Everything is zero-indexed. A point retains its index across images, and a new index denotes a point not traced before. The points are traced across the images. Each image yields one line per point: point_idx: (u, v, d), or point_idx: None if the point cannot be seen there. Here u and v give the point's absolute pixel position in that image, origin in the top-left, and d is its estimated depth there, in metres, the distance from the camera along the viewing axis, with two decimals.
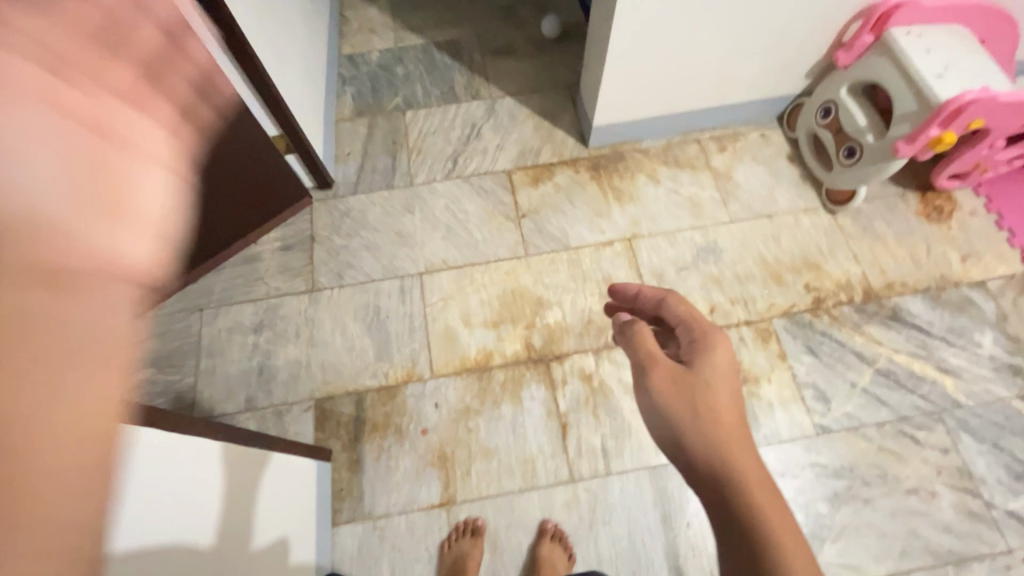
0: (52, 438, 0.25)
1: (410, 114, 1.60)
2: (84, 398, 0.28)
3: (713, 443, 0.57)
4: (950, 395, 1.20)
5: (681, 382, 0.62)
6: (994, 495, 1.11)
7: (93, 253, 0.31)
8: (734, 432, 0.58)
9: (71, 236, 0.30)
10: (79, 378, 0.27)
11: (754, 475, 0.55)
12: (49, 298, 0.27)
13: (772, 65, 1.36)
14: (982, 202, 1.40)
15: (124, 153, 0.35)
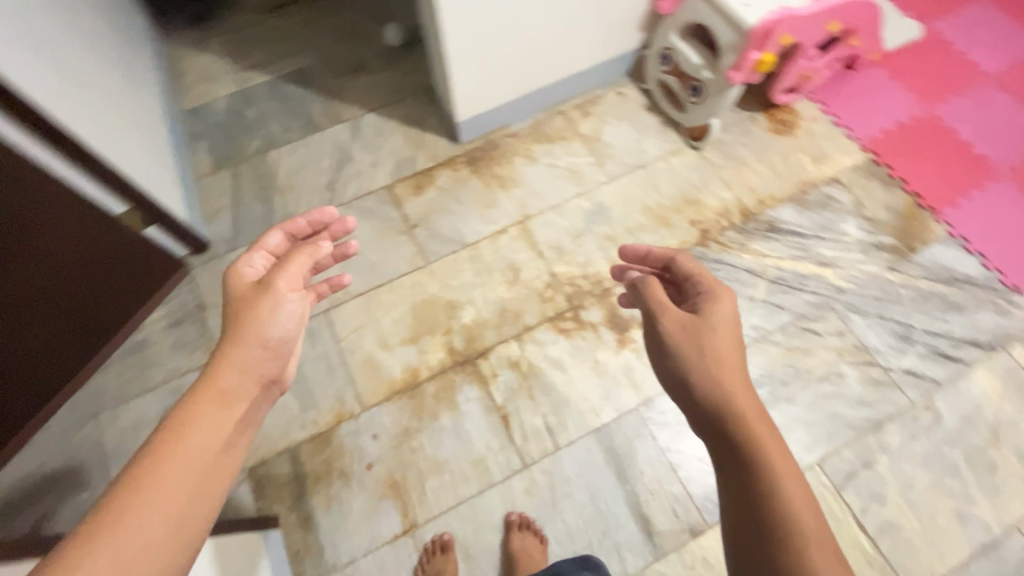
0: (193, 457, 0.62)
1: (274, 153, 1.54)
2: (212, 439, 0.64)
3: (713, 380, 0.67)
4: (833, 284, 1.32)
5: (689, 327, 0.71)
6: (889, 360, 1.23)
7: (240, 373, 0.71)
8: (733, 372, 0.67)
9: (241, 364, 0.71)
10: (218, 437, 0.65)
11: (752, 412, 0.64)
12: (224, 390, 0.68)
13: (607, 27, 1.42)
14: (819, 107, 1.54)
15: (282, 321, 0.76)
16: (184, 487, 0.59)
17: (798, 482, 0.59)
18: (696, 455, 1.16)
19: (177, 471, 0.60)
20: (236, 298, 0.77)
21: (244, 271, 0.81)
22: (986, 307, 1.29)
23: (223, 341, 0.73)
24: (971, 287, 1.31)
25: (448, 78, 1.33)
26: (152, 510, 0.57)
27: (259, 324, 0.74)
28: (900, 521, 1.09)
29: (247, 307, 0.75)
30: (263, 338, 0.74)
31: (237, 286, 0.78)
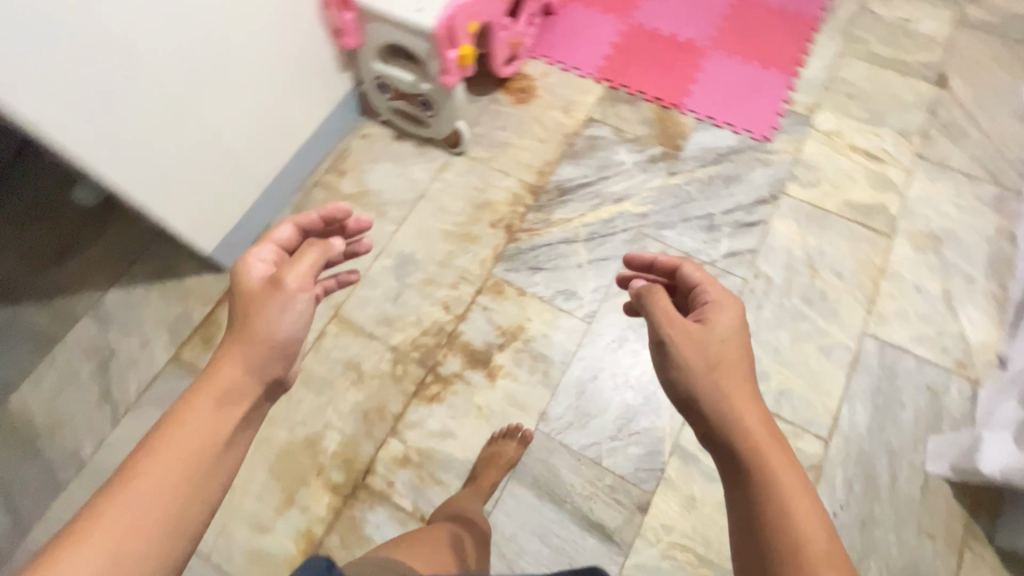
0: (181, 460, 0.55)
1: (16, 395, 1.24)
2: (200, 444, 0.57)
3: (724, 395, 0.66)
4: (636, 213, 1.37)
5: (696, 339, 0.70)
6: (710, 253, 1.32)
7: (242, 370, 0.62)
8: (739, 384, 0.67)
9: (247, 358, 0.63)
10: (207, 442, 0.57)
11: (760, 428, 0.64)
12: (226, 387, 0.61)
13: (309, 85, 1.31)
14: (544, 61, 1.58)
15: (285, 314, 0.65)
16: (160, 497, 0.53)
17: (811, 505, 0.58)
18: (607, 436, 1.15)
19: (163, 467, 0.54)
20: (244, 292, 0.66)
21: (254, 264, 0.68)
22: (754, 165, 1.42)
23: (231, 332, 0.65)
24: (736, 155, 1.44)
25: (168, 221, 1.13)
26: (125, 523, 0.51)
27: (261, 325, 0.64)
28: (786, 385, 1.18)
29: (260, 301, 0.65)
30: (263, 339, 0.64)
31: (251, 277, 0.67)
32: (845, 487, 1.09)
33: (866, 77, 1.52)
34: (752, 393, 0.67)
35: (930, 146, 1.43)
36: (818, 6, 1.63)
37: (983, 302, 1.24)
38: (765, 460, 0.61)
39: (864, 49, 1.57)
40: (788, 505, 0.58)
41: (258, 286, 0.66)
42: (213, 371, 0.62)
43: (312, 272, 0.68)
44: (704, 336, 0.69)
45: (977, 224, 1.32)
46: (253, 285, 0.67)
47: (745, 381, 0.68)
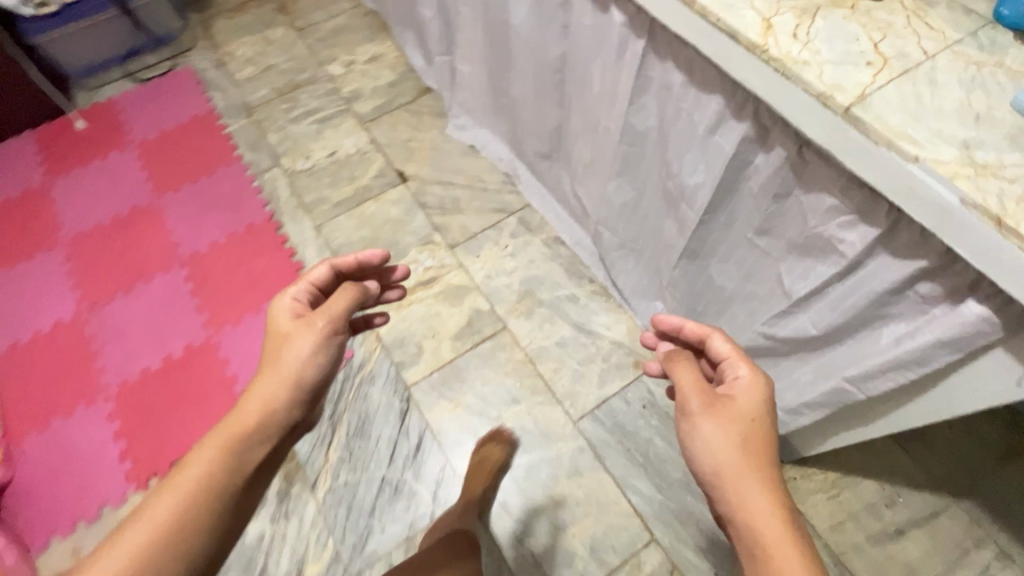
0: (234, 464, 0.57)
1: None
2: (247, 450, 0.58)
3: (738, 474, 0.57)
4: (328, 566, 1.08)
5: (727, 420, 0.61)
6: (421, 514, 1.12)
7: (283, 403, 0.62)
8: (750, 464, 0.57)
9: (297, 383, 0.63)
10: (250, 447, 0.58)
11: (771, 511, 0.54)
12: (265, 411, 0.61)
13: None
14: (59, 537, 1.11)
15: (295, 359, 0.64)
16: (200, 492, 0.55)
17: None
18: None
19: (193, 478, 0.55)
20: (273, 329, 0.69)
21: (282, 301, 0.71)
22: (364, 392, 1.24)
23: (266, 366, 0.65)
24: (343, 403, 1.23)
25: None
26: (185, 494, 0.54)
27: (293, 367, 0.63)
28: (589, 537, 1.09)
29: (297, 329, 0.67)
30: (291, 377, 0.63)
31: (276, 312, 0.70)
32: (699, 551, 1.07)
33: (356, 226, 1.48)
34: (768, 484, 0.56)
35: (451, 229, 1.46)
36: (257, 207, 1.52)
37: (600, 302, 1.33)
38: (775, 546, 0.52)
39: (329, 206, 1.52)
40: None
41: (304, 277, 0.76)
42: (242, 406, 0.61)
43: (327, 319, 0.68)
44: (740, 422, 0.60)
45: (535, 253, 1.41)
46: (289, 295, 0.72)
47: (761, 460, 0.58)
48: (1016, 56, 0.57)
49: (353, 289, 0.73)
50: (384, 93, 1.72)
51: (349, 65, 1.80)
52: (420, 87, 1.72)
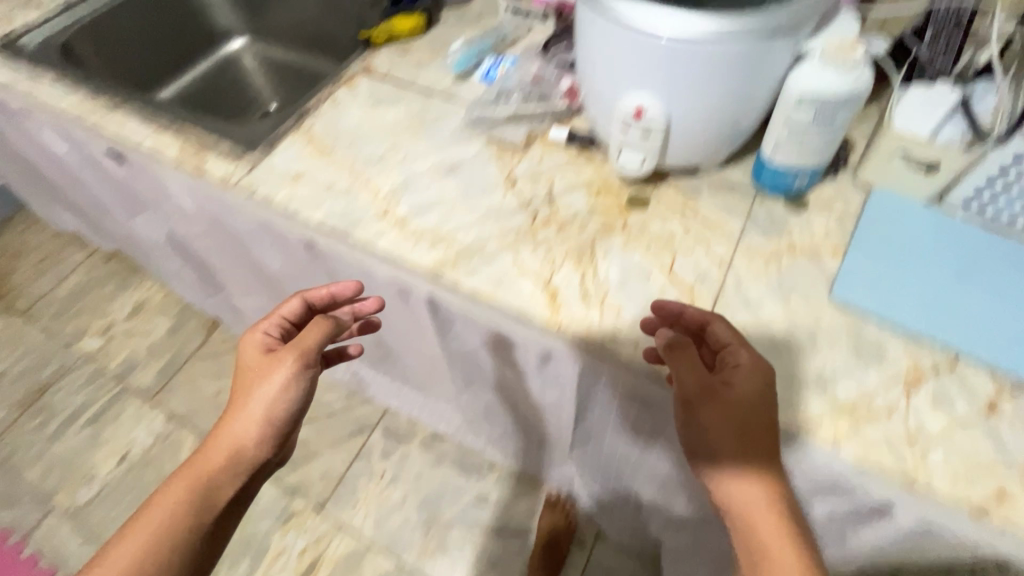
0: (197, 496, 0.49)
1: None
2: (212, 492, 0.49)
3: (733, 456, 0.41)
4: None
5: (729, 421, 0.41)
6: None
7: (255, 438, 0.51)
8: (750, 453, 0.41)
9: (269, 411, 0.51)
10: (210, 493, 0.49)
11: (769, 504, 0.41)
12: (234, 452, 0.51)
13: None
14: None
15: (257, 408, 0.51)
16: (162, 537, 0.46)
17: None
18: None
19: (162, 511, 0.48)
20: (242, 369, 0.54)
21: (248, 341, 0.55)
22: None
23: (233, 406, 0.52)
24: None
25: None
26: (146, 536, 0.46)
27: (256, 409, 0.51)
28: None
29: (258, 373, 0.52)
30: (256, 420, 0.51)
31: (243, 351, 0.55)
32: None
33: None
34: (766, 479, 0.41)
35: (310, 484, 1.19)
36: None
37: (511, 490, 1.15)
38: (765, 542, 0.40)
39: None
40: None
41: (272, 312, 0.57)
42: (219, 436, 0.51)
43: (298, 353, 0.52)
44: (742, 420, 0.41)
45: (418, 465, 1.20)
46: (261, 335, 0.55)
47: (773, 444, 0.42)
48: (803, 234, 0.52)
49: (325, 322, 0.54)
50: (164, 348, 1.40)
51: (106, 330, 1.45)
52: (207, 321, 1.44)
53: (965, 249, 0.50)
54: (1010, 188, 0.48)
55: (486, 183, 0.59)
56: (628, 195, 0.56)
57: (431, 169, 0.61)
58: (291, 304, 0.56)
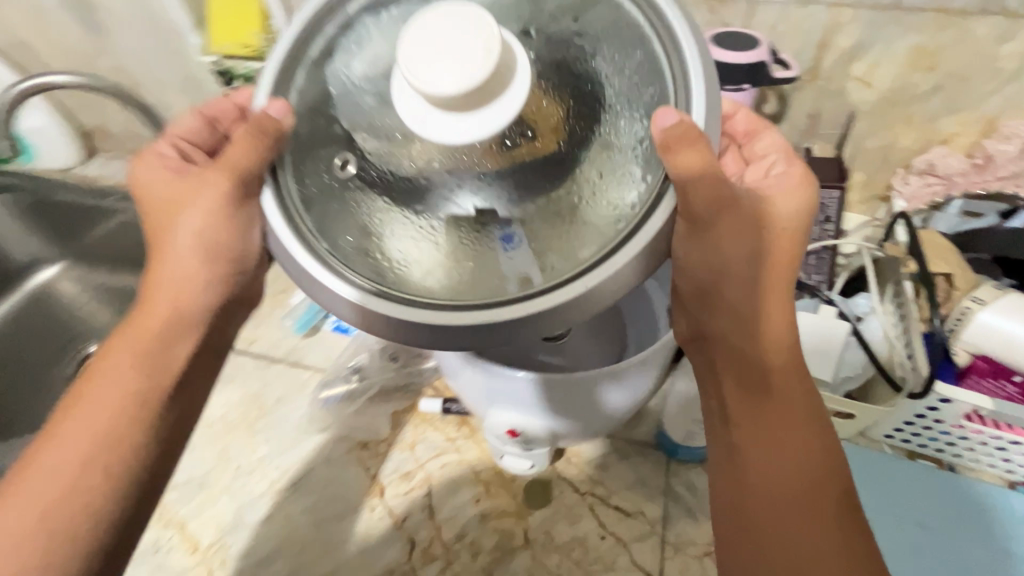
0: (134, 395, 0.39)
1: None
2: (151, 371, 0.40)
3: (757, 292, 0.37)
4: None
5: (761, 239, 0.37)
6: None
7: (198, 292, 0.42)
8: (778, 288, 0.37)
9: (209, 245, 0.40)
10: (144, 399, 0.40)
11: (788, 322, 0.38)
12: (180, 312, 0.41)
13: None
14: None
15: (178, 265, 0.41)
16: (103, 444, 0.38)
17: (817, 526, 0.34)
18: None
19: (100, 390, 0.39)
20: (150, 204, 0.43)
21: (143, 172, 0.44)
22: None
23: (157, 238, 0.42)
24: None
25: None
26: (90, 438, 0.38)
27: (166, 237, 0.42)
28: None
29: (187, 194, 0.41)
30: (184, 251, 0.41)
31: (148, 182, 0.43)
32: None
33: None
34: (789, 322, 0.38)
35: None
36: None
37: None
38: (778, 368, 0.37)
39: None
40: (788, 420, 0.36)
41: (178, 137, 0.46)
42: (156, 296, 0.41)
43: (230, 173, 0.37)
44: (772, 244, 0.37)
45: None
46: (182, 167, 0.44)
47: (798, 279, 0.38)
48: None
49: (261, 124, 0.34)
50: None
51: None
52: None
53: (927, 509, 0.50)
54: (945, 439, 0.44)
55: (347, 499, 0.47)
56: (524, 483, 0.46)
57: (277, 488, 0.49)
58: (188, 120, 0.46)
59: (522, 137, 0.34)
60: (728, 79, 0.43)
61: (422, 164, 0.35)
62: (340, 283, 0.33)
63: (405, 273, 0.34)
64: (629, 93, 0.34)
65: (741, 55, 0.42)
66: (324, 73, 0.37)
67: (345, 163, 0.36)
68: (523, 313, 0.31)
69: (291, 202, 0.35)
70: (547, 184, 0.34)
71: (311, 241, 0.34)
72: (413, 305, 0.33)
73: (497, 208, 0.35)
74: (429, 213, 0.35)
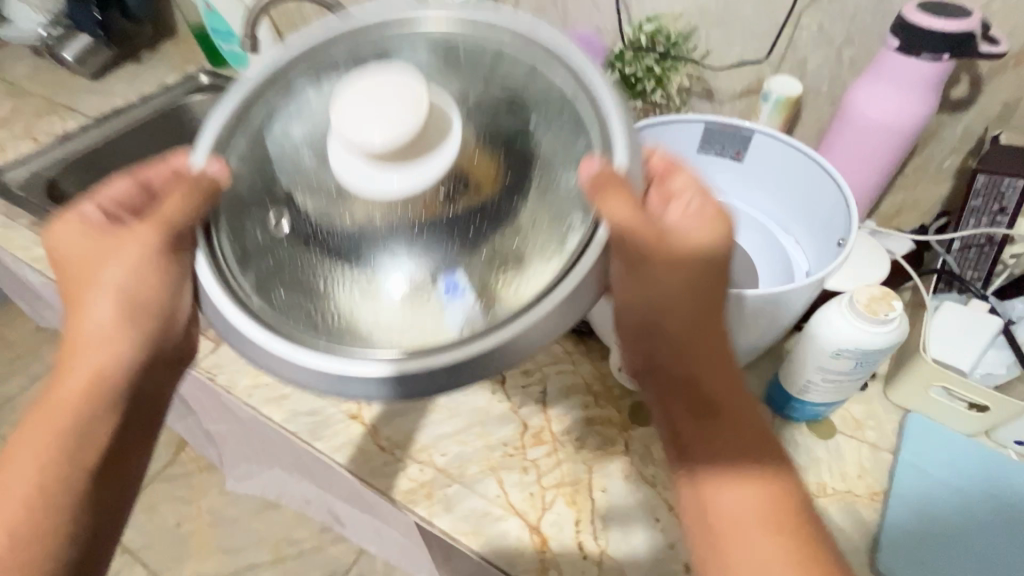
0: (56, 438, 0.38)
1: None
2: (83, 417, 0.38)
3: (686, 337, 0.37)
4: None
5: (693, 275, 0.36)
6: None
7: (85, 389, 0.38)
8: (704, 329, 0.37)
9: (123, 296, 0.39)
10: (82, 413, 0.38)
11: (723, 348, 0.37)
12: (103, 377, 0.39)
13: None
14: None
15: (90, 321, 0.39)
16: (54, 473, 0.38)
17: (779, 536, 0.33)
18: None
19: (19, 442, 0.38)
20: (71, 276, 0.40)
21: (59, 228, 0.41)
22: None
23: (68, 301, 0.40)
24: None
25: None
26: (24, 466, 0.38)
27: (91, 319, 0.39)
28: None
29: (106, 246, 0.40)
30: (95, 346, 0.39)
31: (60, 241, 0.41)
32: None
33: None
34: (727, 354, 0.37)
35: None
36: None
37: None
38: (728, 399, 0.36)
39: None
40: (745, 421, 0.37)
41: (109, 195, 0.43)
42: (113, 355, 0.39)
43: (160, 233, 0.38)
44: (702, 272, 0.36)
45: None
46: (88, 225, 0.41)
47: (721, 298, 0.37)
48: (829, 465, 0.46)
49: (201, 186, 0.38)
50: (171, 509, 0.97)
51: None
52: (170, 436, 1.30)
53: None
54: None
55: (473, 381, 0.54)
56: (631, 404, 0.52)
57: None
58: None
59: (468, 192, 0.37)
60: (930, 46, 0.42)
61: (346, 220, 0.39)
62: (302, 355, 0.33)
63: (353, 324, 0.36)
64: (564, 143, 0.38)
65: (954, 22, 0.41)
66: (264, 139, 0.41)
67: (281, 222, 0.40)
68: (456, 354, 0.33)
69: (221, 258, 0.37)
70: (464, 242, 0.37)
71: (241, 294, 0.36)
72: (352, 357, 0.33)
73: (442, 259, 0.37)
74: (364, 268, 0.38)
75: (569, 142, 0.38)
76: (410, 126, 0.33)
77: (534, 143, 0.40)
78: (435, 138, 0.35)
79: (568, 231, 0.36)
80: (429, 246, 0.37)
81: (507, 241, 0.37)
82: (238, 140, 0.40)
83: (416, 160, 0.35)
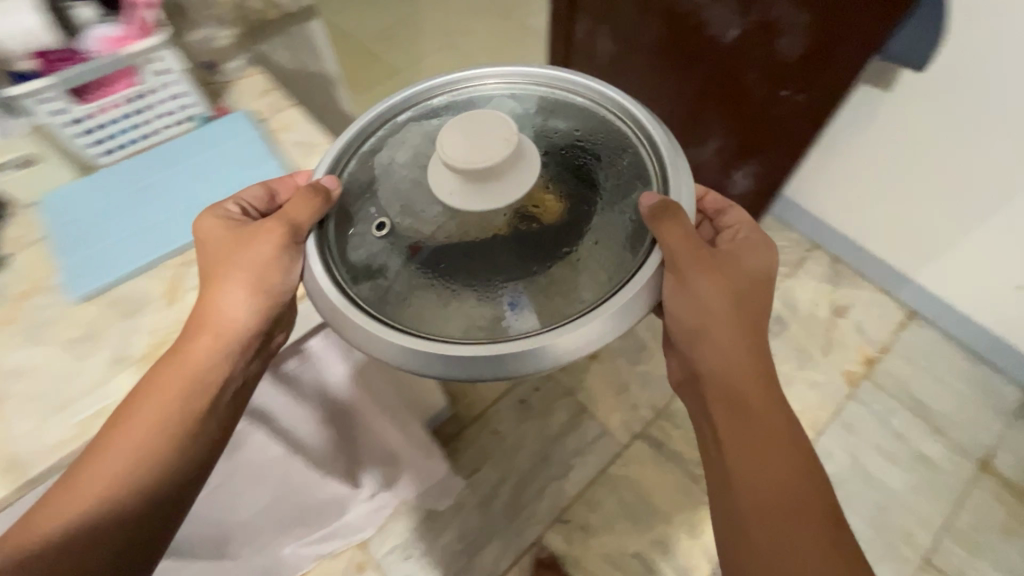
0: (190, 393, 0.51)
1: None
2: (191, 410, 0.51)
3: (719, 314, 0.56)
4: None
5: (725, 279, 0.57)
6: None
7: (205, 352, 0.52)
8: (737, 308, 0.57)
9: (244, 279, 0.54)
10: (191, 379, 0.51)
11: (736, 323, 0.57)
12: (228, 327, 0.54)
13: None
14: None
15: (226, 295, 0.54)
16: (159, 426, 0.49)
17: (737, 420, 0.55)
18: None
19: (172, 382, 0.51)
20: (222, 247, 0.55)
21: (204, 218, 0.57)
22: None
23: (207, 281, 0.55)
24: None
25: None
26: (155, 412, 0.50)
27: (231, 272, 0.55)
28: None
29: (236, 239, 0.55)
30: (211, 319, 0.53)
31: (202, 231, 0.56)
32: (540, 495, 1.12)
33: None
34: (743, 331, 0.57)
35: None
36: None
37: None
38: (733, 351, 0.57)
39: None
40: (735, 357, 0.57)
41: (223, 227, 0.56)
42: (229, 298, 0.54)
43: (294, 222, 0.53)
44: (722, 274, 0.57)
45: None
46: (231, 217, 0.57)
47: (739, 300, 0.58)
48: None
49: (318, 198, 0.53)
50: None
51: None
52: None
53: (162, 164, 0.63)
54: (118, 123, 0.61)
55: None
56: None
57: None
58: None
59: (533, 225, 0.53)
60: None
61: (434, 228, 0.54)
62: (348, 313, 0.50)
63: (421, 317, 0.52)
64: (620, 188, 0.56)
65: None
66: (378, 163, 0.59)
67: (382, 227, 0.55)
68: (476, 348, 0.48)
69: (328, 246, 0.54)
70: (534, 266, 0.53)
71: (389, 255, 0.54)
72: (404, 334, 0.50)
73: (617, 208, 0.56)
74: (529, 271, 0.53)
75: (625, 192, 0.56)
76: (498, 161, 0.50)
77: (596, 177, 0.57)
78: (518, 165, 0.52)
79: (623, 266, 0.53)
80: (499, 265, 0.53)
81: (569, 263, 0.53)
82: (351, 159, 0.60)
83: (495, 187, 0.52)
